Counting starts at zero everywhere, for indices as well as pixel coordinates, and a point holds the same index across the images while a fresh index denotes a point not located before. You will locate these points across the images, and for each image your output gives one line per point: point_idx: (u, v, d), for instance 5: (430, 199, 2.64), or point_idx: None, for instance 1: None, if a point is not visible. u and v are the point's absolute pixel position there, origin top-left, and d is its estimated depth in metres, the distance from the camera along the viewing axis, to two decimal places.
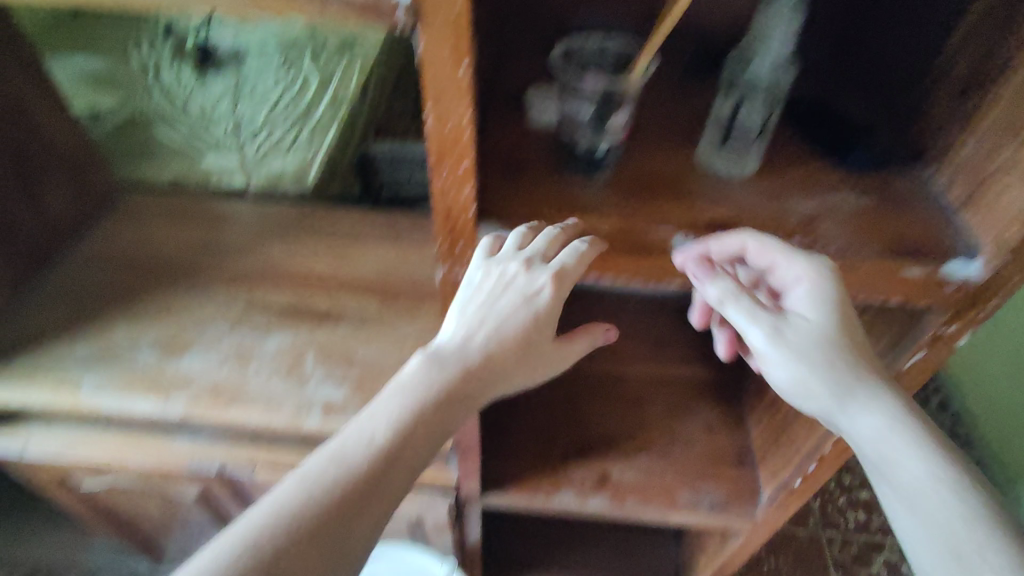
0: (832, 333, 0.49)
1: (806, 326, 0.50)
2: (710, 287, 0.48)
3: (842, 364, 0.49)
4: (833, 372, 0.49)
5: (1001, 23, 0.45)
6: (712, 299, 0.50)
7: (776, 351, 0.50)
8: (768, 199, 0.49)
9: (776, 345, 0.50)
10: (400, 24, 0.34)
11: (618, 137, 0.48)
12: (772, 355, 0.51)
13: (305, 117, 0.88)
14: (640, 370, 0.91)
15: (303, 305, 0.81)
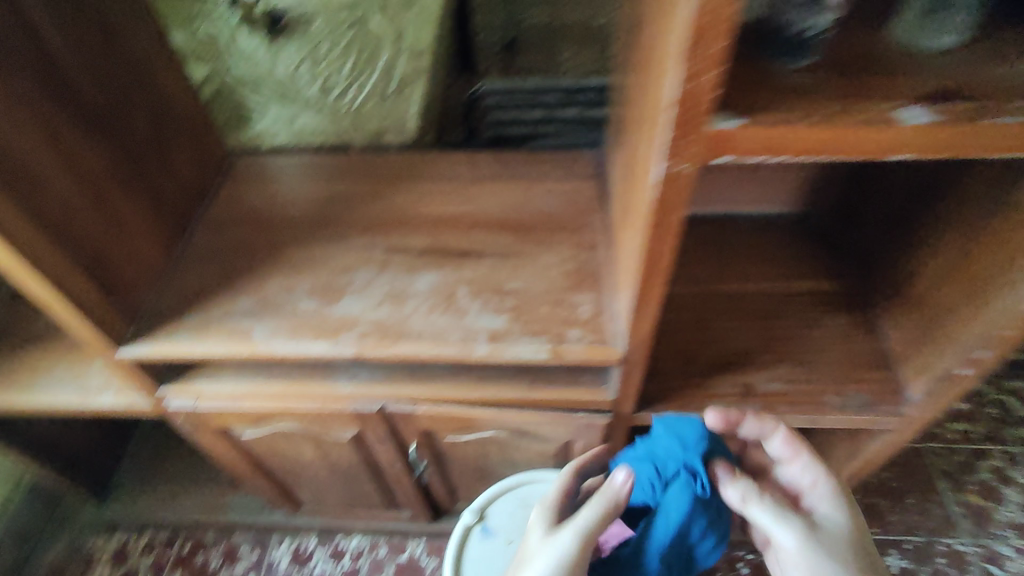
0: (845, 531, 0.68)
1: (833, 526, 0.69)
2: (732, 488, 0.68)
3: (841, 552, 0.66)
4: (825, 547, 0.66)
5: None
6: (737, 501, 0.67)
7: (802, 547, 0.65)
8: (987, 65, 0.47)
9: (802, 540, 0.65)
10: None
11: (836, 14, 0.45)
12: (800, 548, 0.65)
13: (390, 73, 0.97)
14: (775, 288, 0.91)
15: (440, 245, 0.83)
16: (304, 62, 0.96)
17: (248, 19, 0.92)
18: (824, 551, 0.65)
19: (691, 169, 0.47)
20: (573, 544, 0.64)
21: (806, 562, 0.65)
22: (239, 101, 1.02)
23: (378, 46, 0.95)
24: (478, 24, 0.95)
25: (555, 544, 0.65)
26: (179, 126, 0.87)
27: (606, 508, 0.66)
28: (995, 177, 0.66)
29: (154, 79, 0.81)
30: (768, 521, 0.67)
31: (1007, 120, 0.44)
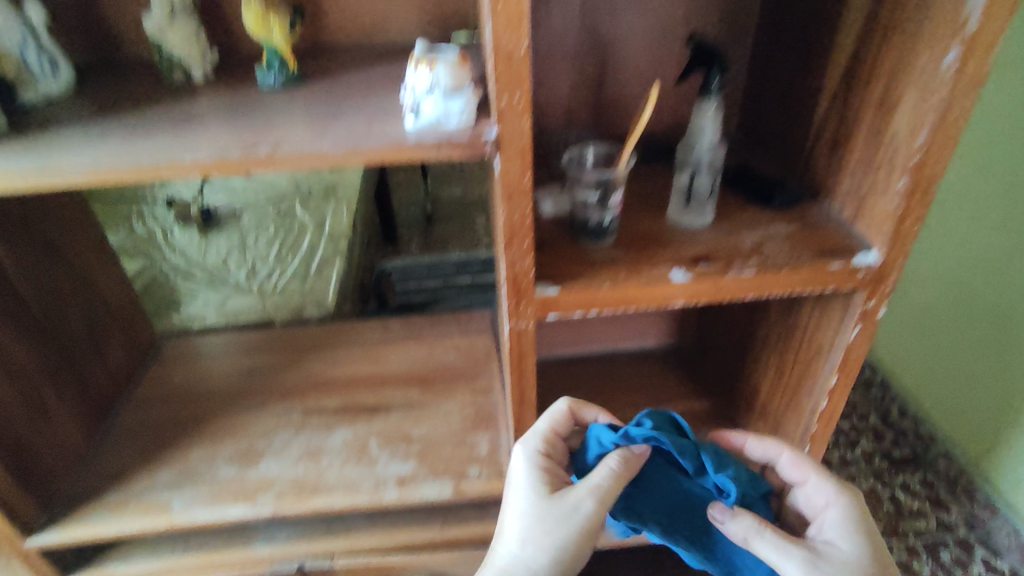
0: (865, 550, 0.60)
1: (843, 553, 0.59)
2: (731, 523, 0.61)
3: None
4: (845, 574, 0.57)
5: (842, 105, 0.67)
6: (739, 539, 0.60)
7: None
8: (727, 235, 0.66)
9: (813, 571, 0.57)
10: (486, 152, 0.50)
11: (615, 209, 0.64)
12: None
13: (311, 257, 1.16)
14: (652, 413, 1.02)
15: (354, 403, 0.93)
16: (234, 252, 1.15)
17: (183, 219, 1.11)
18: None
19: (529, 326, 0.62)
20: (588, 506, 0.61)
21: None
22: (172, 288, 1.19)
23: (297, 236, 1.14)
24: (385, 210, 1.11)
25: (566, 504, 0.61)
26: (110, 317, 0.96)
27: (618, 473, 0.61)
28: (777, 305, 0.85)
29: (90, 280, 0.92)
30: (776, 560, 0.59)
31: (742, 273, 0.62)
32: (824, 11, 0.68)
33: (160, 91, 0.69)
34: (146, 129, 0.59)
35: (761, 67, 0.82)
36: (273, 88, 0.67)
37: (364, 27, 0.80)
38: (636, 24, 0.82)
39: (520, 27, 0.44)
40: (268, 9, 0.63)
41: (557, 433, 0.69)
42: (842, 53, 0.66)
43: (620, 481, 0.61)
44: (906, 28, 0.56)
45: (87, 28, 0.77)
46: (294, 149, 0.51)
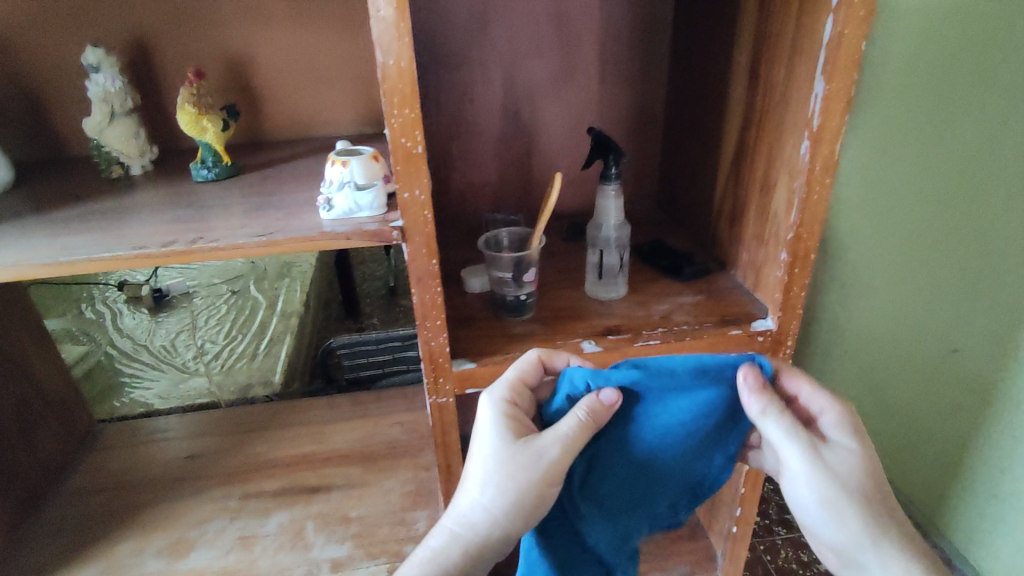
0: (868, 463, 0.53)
1: (852, 463, 0.53)
2: (753, 397, 0.52)
3: (855, 483, 0.52)
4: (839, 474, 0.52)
5: (734, 185, 0.73)
6: (754, 410, 0.52)
7: (812, 472, 0.53)
8: (638, 306, 0.71)
9: (808, 465, 0.53)
10: (394, 240, 0.54)
11: (531, 286, 0.69)
12: (810, 464, 0.53)
13: (261, 336, 1.19)
14: None
15: (293, 485, 0.92)
16: (179, 334, 1.17)
17: (135, 303, 1.18)
18: (838, 477, 0.52)
19: (450, 401, 0.64)
20: (553, 454, 0.52)
21: (809, 479, 0.53)
22: (116, 374, 1.18)
23: (249, 315, 1.19)
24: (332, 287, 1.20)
25: (530, 453, 0.52)
26: (44, 405, 0.95)
27: (589, 422, 0.52)
28: None
29: (25, 368, 0.92)
30: (777, 433, 0.53)
31: (649, 342, 0.66)
32: (713, 104, 0.76)
33: (98, 185, 0.73)
34: (77, 223, 0.61)
35: (671, 151, 0.90)
36: (207, 181, 0.71)
37: (302, 121, 0.86)
38: (555, 116, 0.89)
39: (416, 132, 0.49)
40: (201, 112, 0.68)
41: (526, 382, 0.59)
42: (730, 140, 0.73)
43: (596, 426, 0.52)
44: (772, 120, 0.64)
45: (34, 127, 0.81)
46: (215, 241, 0.54)
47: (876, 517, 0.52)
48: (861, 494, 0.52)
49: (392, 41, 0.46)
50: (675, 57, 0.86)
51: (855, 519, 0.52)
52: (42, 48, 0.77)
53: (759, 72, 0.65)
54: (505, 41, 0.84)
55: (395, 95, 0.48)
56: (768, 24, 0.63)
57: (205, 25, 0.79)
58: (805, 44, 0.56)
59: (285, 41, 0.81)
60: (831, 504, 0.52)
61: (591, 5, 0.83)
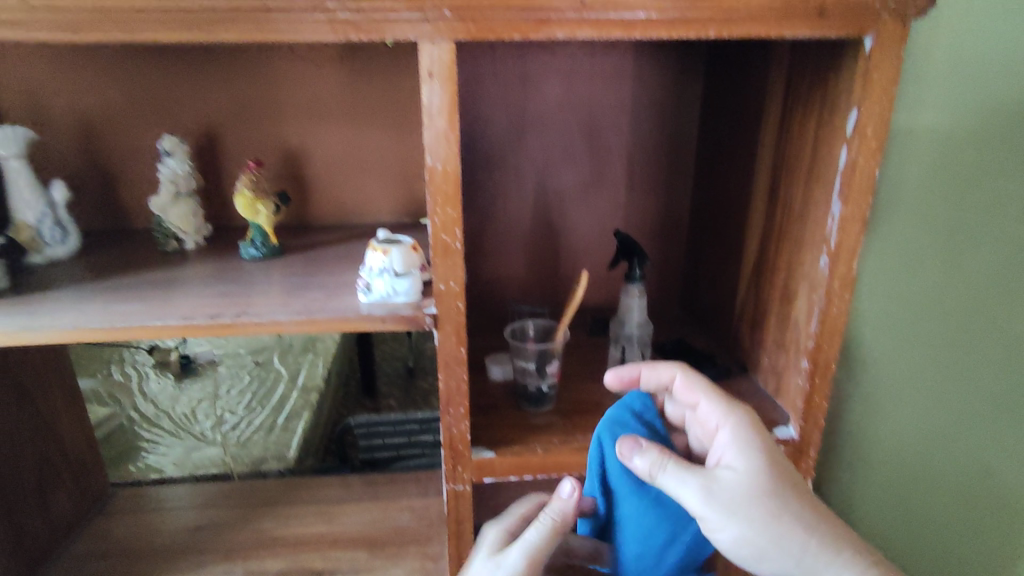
0: (768, 465, 0.51)
1: (749, 474, 0.51)
2: (638, 458, 0.52)
3: (761, 509, 0.49)
4: (742, 510, 0.49)
5: (755, 291, 0.76)
6: (644, 473, 0.52)
7: (713, 514, 0.49)
8: None
9: (711, 507, 0.49)
10: (426, 326, 0.57)
11: (554, 378, 0.71)
12: (712, 507, 0.49)
13: (280, 409, 1.19)
14: None
15: (297, 566, 0.90)
16: (201, 403, 1.16)
17: (161, 367, 1.15)
18: (745, 514, 0.49)
19: (465, 489, 0.64)
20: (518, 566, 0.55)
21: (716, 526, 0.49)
22: (134, 438, 1.20)
23: (270, 387, 1.17)
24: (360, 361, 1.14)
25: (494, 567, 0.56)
26: (63, 463, 0.96)
27: (551, 528, 0.57)
28: None
29: (52, 423, 0.94)
30: (669, 481, 0.51)
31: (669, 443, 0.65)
32: (735, 216, 0.80)
33: (154, 257, 0.78)
34: (130, 292, 0.66)
35: (693, 254, 0.94)
36: (254, 260, 0.76)
37: (347, 209, 0.92)
38: (583, 216, 0.94)
39: (456, 230, 0.53)
40: (258, 197, 0.74)
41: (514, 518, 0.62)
42: (750, 249, 0.76)
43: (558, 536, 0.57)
44: (791, 233, 0.67)
45: (101, 201, 0.88)
46: (257, 317, 0.57)
47: (802, 521, 0.49)
48: (774, 515, 0.49)
49: (441, 149, 0.51)
50: (699, 170, 0.91)
51: (776, 547, 0.49)
52: (120, 133, 0.86)
53: (779, 190, 0.69)
54: (540, 148, 0.90)
55: (440, 195, 0.52)
56: (787, 148, 0.67)
57: (268, 121, 0.87)
58: (822, 168, 0.60)
59: (339, 138, 0.89)
60: (751, 543, 0.48)
61: (621, 121, 0.90)
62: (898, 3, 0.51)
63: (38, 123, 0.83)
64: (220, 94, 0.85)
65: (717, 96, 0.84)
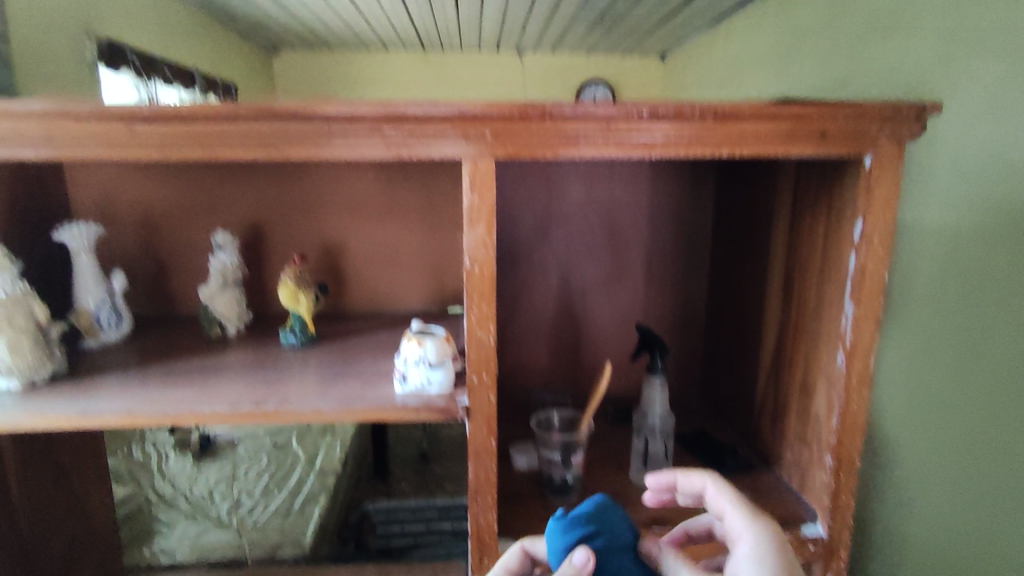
0: None
1: None
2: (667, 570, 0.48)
3: None
4: None
5: (775, 385, 0.78)
6: None
7: None
8: None
9: None
10: (459, 416, 0.59)
11: (578, 469, 0.72)
12: None
13: (297, 492, 1.19)
14: None
15: None
16: (220, 485, 1.18)
17: (181, 446, 1.14)
18: None
19: None
20: None
21: None
22: (153, 519, 1.18)
23: (287, 470, 1.18)
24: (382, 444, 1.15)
25: None
26: (85, 545, 0.96)
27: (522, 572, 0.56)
28: None
29: (80, 504, 0.95)
30: None
31: None
32: (752, 312, 0.83)
33: (198, 342, 0.83)
34: (178, 377, 0.70)
35: (712, 346, 0.96)
36: (292, 347, 0.80)
37: (379, 298, 0.97)
38: (603, 307, 0.98)
39: (490, 327, 0.57)
40: (300, 288, 0.79)
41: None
42: (768, 343, 0.79)
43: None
44: (807, 331, 0.70)
45: (151, 288, 0.94)
46: (300, 405, 0.60)
47: None
48: None
49: (480, 254, 0.56)
50: (715, 265, 0.96)
51: None
52: (175, 227, 0.93)
53: (794, 289, 0.73)
54: (563, 244, 0.96)
55: (477, 295, 0.57)
56: (799, 250, 0.72)
57: (312, 218, 0.94)
58: (833, 271, 0.64)
59: (376, 233, 0.95)
60: None
61: (639, 219, 0.95)
62: (893, 129, 0.56)
63: (102, 219, 0.91)
64: (270, 194, 0.93)
65: (729, 199, 0.90)
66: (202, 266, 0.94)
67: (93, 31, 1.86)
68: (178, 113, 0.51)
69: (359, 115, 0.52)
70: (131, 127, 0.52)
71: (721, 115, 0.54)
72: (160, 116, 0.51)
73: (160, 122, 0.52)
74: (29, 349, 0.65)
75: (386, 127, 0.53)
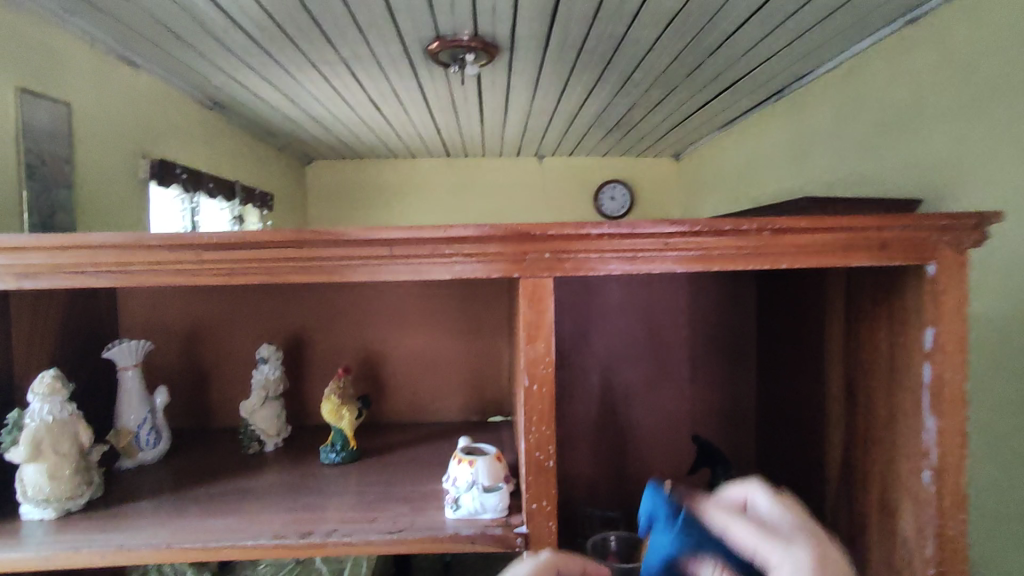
0: None
1: None
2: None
3: None
4: None
5: (848, 502, 0.72)
6: None
7: None
8: None
9: None
10: (517, 547, 0.55)
11: None
12: None
13: None
14: None
15: None
16: None
17: None
18: None
19: None
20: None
21: None
22: None
23: None
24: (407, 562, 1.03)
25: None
26: None
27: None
28: None
29: None
30: None
31: None
32: (810, 420, 0.79)
33: (236, 460, 0.80)
34: (218, 503, 0.67)
35: (768, 453, 0.91)
36: (332, 464, 0.78)
37: (418, 407, 0.95)
38: (649, 414, 0.95)
39: (550, 447, 0.55)
40: (343, 403, 0.78)
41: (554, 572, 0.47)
42: (834, 454, 0.74)
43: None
44: (880, 443, 0.65)
45: (190, 401, 0.93)
46: (348, 536, 0.56)
47: None
48: None
49: (538, 371, 0.54)
50: (762, 368, 0.93)
51: None
52: (218, 339, 0.93)
53: (858, 397, 0.69)
54: (606, 349, 0.94)
55: (534, 414, 0.54)
56: (859, 356, 0.69)
57: (352, 327, 0.94)
58: (902, 380, 0.61)
59: (415, 341, 0.94)
60: None
61: (681, 323, 0.94)
62: (952, 237, 0.55)
63: (146, 333, 0.92)
64: (312, 305, 0.94)
65: (773, 301, 0.89)
66: (242, 378, 0.93)
67: (145, 152, 2.00)
68: (246, 240, 0.52)
69: (422, 238, 0.52)
70: (200, 254, 0.53)
71: (778, 228, 0.54)
72: (229, 244, 0.53)
73: (228, 250, 0.53)
74: (67, 474, 0.63)
75: (446, 247, 0.53)
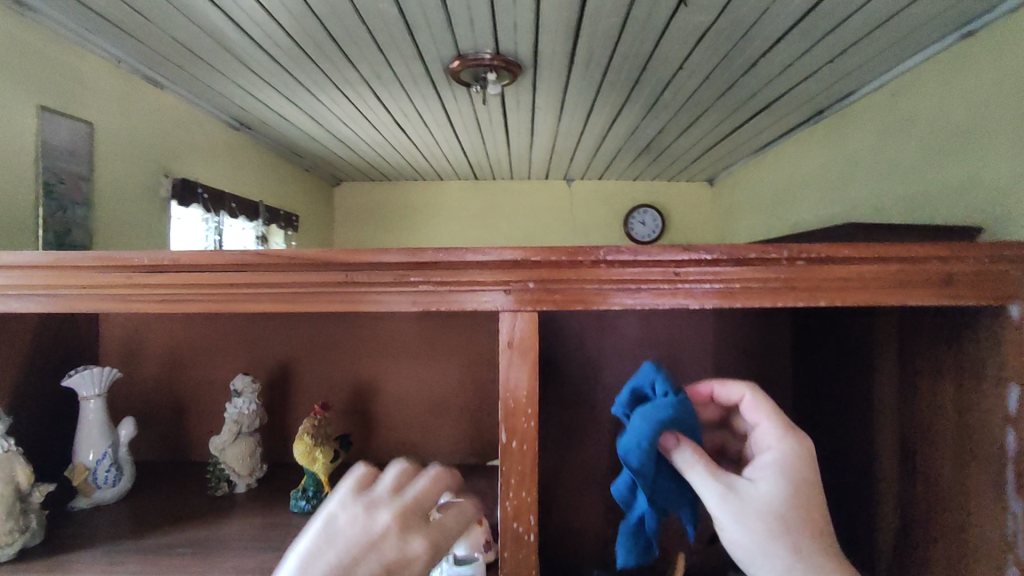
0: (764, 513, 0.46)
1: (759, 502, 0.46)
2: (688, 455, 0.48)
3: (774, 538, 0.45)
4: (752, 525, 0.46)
5: None
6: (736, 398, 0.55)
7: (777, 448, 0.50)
8: None
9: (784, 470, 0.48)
10: None
11: None
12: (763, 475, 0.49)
13: None
14: None
15: None
16: None
17: None
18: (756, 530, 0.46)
19: None
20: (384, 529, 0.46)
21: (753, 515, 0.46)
22: None
23: None
24: None
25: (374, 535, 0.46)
26: None
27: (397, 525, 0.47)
28: None
29: None
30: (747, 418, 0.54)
31: None
32: (858, 483, 0.67)
33: (202, 502, 0.73)
34: (163, 557, 0.59)
35: None
36: (302, 513, 0.70)
37: (410, 448, 0.86)
38: None
39: (530, 518, 0.45)
40: (316, 444, 0.69)
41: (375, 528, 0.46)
42: (887, 528, 0.62)
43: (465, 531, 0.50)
44: (946, 522, 0.53)
45: (167, 431, 0.87)
46: None
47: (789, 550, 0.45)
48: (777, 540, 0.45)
49: (518, 424, 0.45)
50: (800, 417, 0.81)
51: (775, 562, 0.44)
52: (199, 367, 0.87)
53: (916, 462, 0.58)
54: (620, 389, 0.84)
55: (513, 477, 0.45)
56: (918, 412, 0.57)
57: (341, 357, 0.87)
58: (976, 447, 0.50)
59: (409, 374, 0.86)
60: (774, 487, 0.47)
61: (706, 363, 0.83)
62: None
63: (126, 358, 0.86)
64: (299, 333, 0.87)
65: (813, 341, 0.77)
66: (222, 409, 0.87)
67: (169, 170, 2.01)
68: (180, 262, 0.46)
69: (381, 262, 0.45)
70: (132, 276, 0.47)
71: (815, 258, 0.44)
72: (161, 265, 0.46)
73: (161, 273, 0.47)
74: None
75: (412, 274, 0.45)
